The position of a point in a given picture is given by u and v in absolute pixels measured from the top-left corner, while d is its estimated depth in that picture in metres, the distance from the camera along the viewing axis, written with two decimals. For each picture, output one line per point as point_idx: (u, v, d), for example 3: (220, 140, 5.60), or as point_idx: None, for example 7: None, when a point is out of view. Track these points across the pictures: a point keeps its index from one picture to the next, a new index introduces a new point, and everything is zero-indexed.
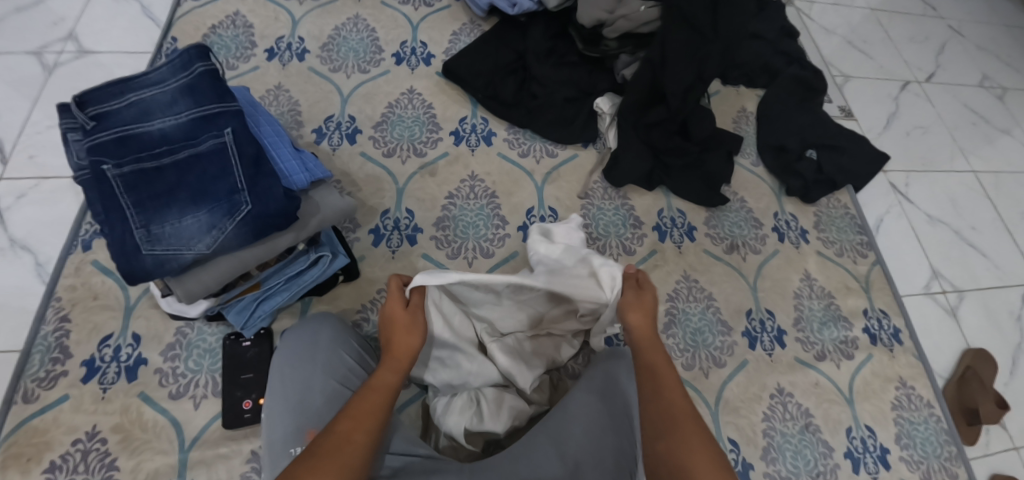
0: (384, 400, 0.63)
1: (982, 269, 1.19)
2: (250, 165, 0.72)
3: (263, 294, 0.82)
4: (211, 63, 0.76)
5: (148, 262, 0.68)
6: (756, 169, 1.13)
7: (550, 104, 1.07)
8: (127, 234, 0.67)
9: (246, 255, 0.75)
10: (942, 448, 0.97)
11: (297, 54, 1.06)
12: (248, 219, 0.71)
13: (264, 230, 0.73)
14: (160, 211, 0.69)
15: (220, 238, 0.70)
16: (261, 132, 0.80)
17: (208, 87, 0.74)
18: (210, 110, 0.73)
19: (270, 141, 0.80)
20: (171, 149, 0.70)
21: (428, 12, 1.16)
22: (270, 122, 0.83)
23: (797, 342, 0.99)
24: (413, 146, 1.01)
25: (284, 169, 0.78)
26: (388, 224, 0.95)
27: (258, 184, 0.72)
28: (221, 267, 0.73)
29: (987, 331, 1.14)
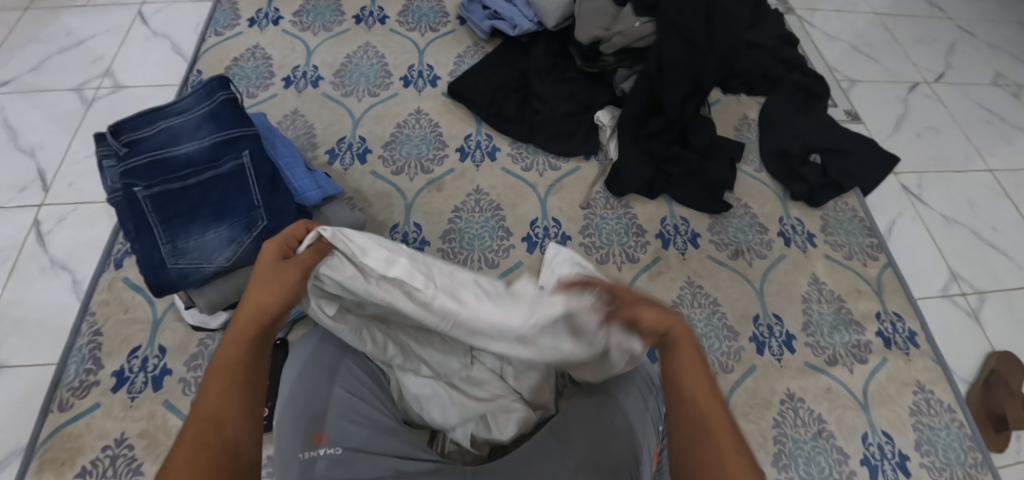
0: (233, 377, 0.55)
1: (1005, 270, 1.16)
2: (267, 183, 0.77)
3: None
4: (232, 92, 0.81)
5: (173, 275, 0.72)
6: (760, 174, 1.14)
7: (551, 118, 1.10)
8: (155, 249, 0.72)
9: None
10: (966, 455, 0.94)
11: (312, 81, 1.12)
12: (264, 233, 0.75)
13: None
14: (184, 227, 0.73)
15: (238, 251, 0.74)
16: (277, 154, 0.84)
17: (230, 113, 0.79)
18: (230, 134, 0.78)
19: (286, 161, 0.84)
20: (196, 171, 0.75)
21: (434, 37, 1.21)
22: (286, 144, 0.88)
23: (807, 346, 0.98)
24: (421, 164, 1.05)
25: (297, 187, 0.82)
26: (397, 238, 0.97)
27: (274, 200, 0.76)
28: (239, 279, 0.77)
29: (1012, 333, 1.11)
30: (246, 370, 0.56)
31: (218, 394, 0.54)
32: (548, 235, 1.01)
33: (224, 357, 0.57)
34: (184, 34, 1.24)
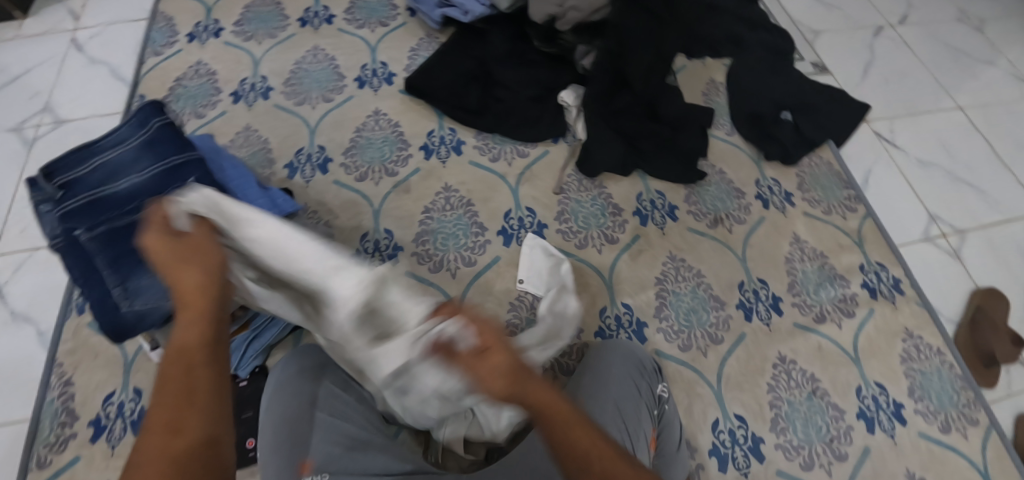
0: (206, 358, 0.46)
1: (974, 207, 1.16)
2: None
3: (252, 334, 0.84)
4: (166, 117, 0.78)
5: (131, 318, 0.69)
6: (732, 137, 1.13)
7: (515, 105, 1.07)
8: (106, 294, 0.68)
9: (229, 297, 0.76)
10: (960, 395, 0.95)
11: (262, 93, 1.07)
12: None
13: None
14: (134, 266, 0.69)
15: None
16: (227, 177, 0.81)
17: (168, 139, 0.76)
18: (173, 162, 0.74)
19: (237, 183, 0.81)
20: (140, 205, 0.72)
21: (385, 32, 1.17)
22: (235, 163, 0.84)
23: (794, 307, 0.97)
24: (385, 167, 1.02)
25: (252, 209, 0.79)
26: (369, 246, 0.94)
27: None
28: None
29: (993, 269, 1.12)
30: (209, 353, 0.47)
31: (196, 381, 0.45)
32: (523, 226, 0.99)
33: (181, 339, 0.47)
34: (123, 57, 1.18)
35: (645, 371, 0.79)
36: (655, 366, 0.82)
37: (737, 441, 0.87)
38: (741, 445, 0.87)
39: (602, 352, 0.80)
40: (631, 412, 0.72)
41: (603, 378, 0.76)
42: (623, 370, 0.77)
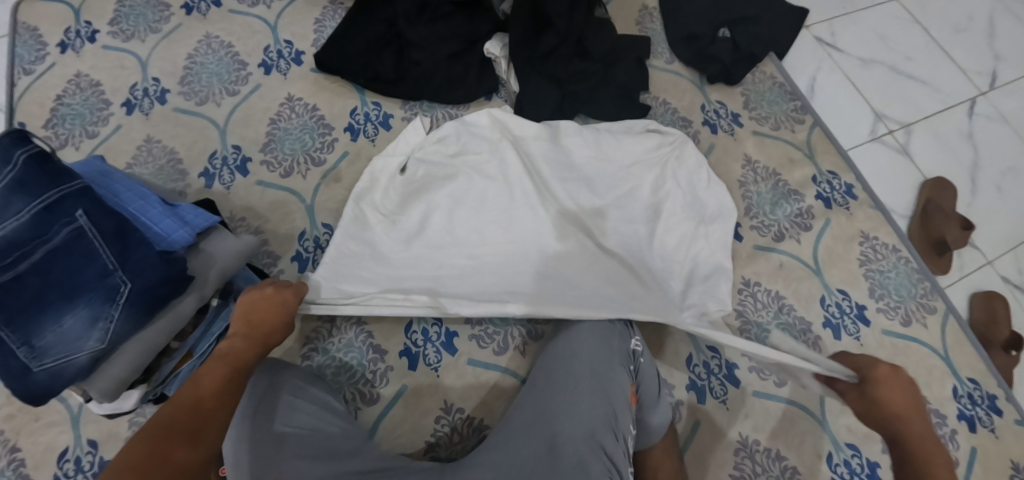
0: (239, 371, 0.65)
1: (923, 97, 1.20)
2: (114, 242, 0.67)
3: (199, 362, 0.77)
4: (32, 146, 0.69)
5: (45, 378, 0.65)
6: (672, 66, 1.08)
7: (435, 66, 0.99)
8: (9, 357, 0.63)
9: (161, 326, 0.71)
10: (916, 287, 0.96)
11: (157, 97, 0.98)
12: (130, 299, 0.67)
13: (152, 306, 0.69)
14: (32, 322, 0.64)
15: (109, 327, 0.66)
16: (123, 202, 0.74)
17: (39, 175, 0.68)
18: (49, 199, 0.67)
19: (135, 205, 0.75)
20: (22, 253, 0.64)
21: (284, 6, 1.06)
22: (131, 185, 0.76)
23: (752, 229, 0.96)
24: (310, 157, 0.95)
25: (160, 232, 0.73)
26: (309, 245, 0.91)
27: (131, 256, 0.68)
28: (128, 356, 0.69)
29: (936, 158, 1.15)
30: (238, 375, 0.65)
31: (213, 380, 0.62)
32: None
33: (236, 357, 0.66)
34: None
35: (616, 333, 0.80)
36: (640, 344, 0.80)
37: (713, 372, 0.88)
38: (717, 374, 0.88)
39: (571, 321, 0.82)
40: (604, 370, 0.74)
41: (573, 344, 0.78)
42: (586, 334, 0.79)
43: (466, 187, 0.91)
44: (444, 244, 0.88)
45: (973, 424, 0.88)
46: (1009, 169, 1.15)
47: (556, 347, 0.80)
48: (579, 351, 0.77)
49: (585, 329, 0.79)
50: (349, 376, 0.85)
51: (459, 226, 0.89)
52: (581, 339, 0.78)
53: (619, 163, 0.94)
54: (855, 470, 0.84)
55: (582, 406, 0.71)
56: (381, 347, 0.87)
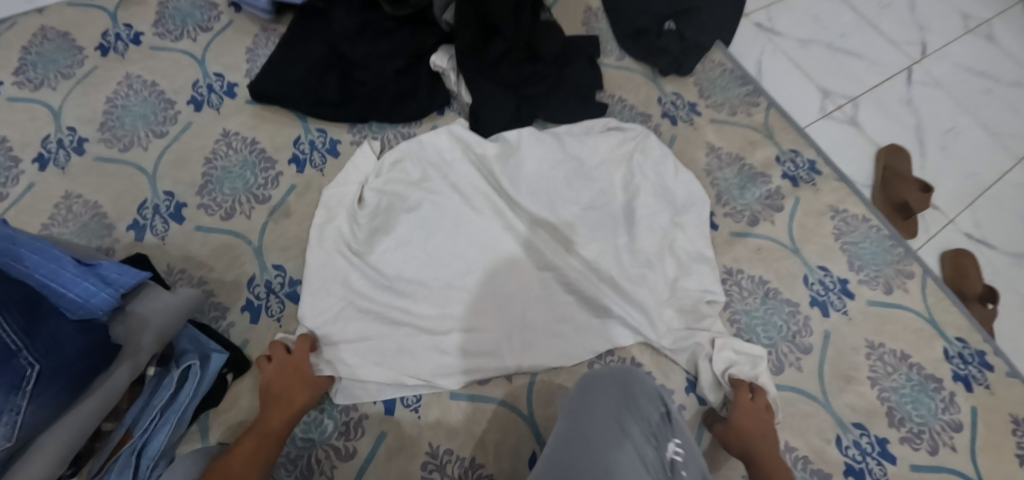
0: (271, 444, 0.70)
1: (864, 70, 1.22)
2: (17, 318, 0.56)
3: (139, 442, 0.67)
4: None
5: None
6: (624, 62, 1.07)
7: (382, 84, 0.94)
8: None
9: (87, 407, 0.61)
10: (891, 254, 0.95)
11: (75, 148, 0.90)
12: (43, 383, 0.56)
13: (73, 385, 0.59)
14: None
15: (17, 420, 0.55)
16: (27, 267, 0.63)
17: None
18: None
19: (45, 269, 0.64)
20: None
21: (210, 38, 0.98)
22: (35, 246, 0.65)
23: (726, 216, 0.94)
24: (253, 194, 0.88)
25: (77, 298, 0.63)
26: (260, 290, 0.83)
27: (41, 332, 0.57)
28: (48, 449, 0.59)
29: (886, 128, 1.17)
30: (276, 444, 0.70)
31: (250, 451, 0.68)
32: None
33: (267, 426, 0.71)
34: None
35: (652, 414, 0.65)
36: (670, 408, 0.67)
37: None
38: None
39: (599, 382, 0.68)
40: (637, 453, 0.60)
41: (596, 413, 0.64)
42: (616, 404, 0.65)
43: (432, 216, 0.87)
44: (420, 274, 0.84)
45: (969, 384, 0.88)
46: (955, 130, 1.17)
47: (574, 415, 0.65)
48: (604, 422, 0.63)
49: (604, 397, 0.66)
50: (324, 430, 0.77)
51: (434, 253, 0.85)
52: (607, 409, 0.65)
53: (584, 169, 0.91)
54: (866, 450, 0.82)
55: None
56: (353, 393, 0.79)
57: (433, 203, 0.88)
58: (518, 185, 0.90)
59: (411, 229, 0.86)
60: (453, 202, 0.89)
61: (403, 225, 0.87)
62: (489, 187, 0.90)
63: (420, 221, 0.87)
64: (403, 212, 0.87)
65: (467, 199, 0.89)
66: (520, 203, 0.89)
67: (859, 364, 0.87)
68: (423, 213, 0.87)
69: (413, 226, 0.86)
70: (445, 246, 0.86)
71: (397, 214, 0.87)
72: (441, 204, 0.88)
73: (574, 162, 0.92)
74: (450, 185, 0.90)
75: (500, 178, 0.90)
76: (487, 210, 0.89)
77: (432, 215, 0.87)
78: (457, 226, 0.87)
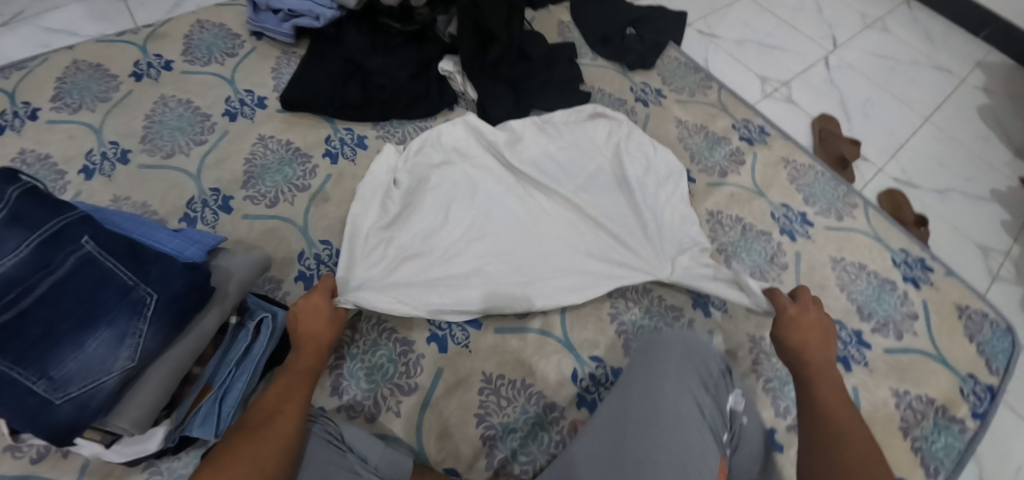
0: (305, 381, 0.73)
1: (790, 61, 1.47)
2: (131, 260, 0.67)
3: (220, 392, 0.75)
4: (22, 184, 0.67)
5: (69, 410, 0.60)
6: (597, 61, 1.26)
7: (399, 87, 1.07)
8: (25, 394, 0.59)
9: (187, 342, 0.70)
10: (838, 191, 1.14)
11: (119, 158, 0.99)
12: (156, 312, 0.66)
13: (178, 319, 0.68)
14: (51, 353, 0.61)
15: (137, 344, 0.64)
16: (125, 231, 0.73)
17: (35, 208, 0.65)
18: (51, 229, 0.64)
19: (139, 232, 0.74)
20: (29, 284, 0.61)
21: (237, 61, 1.11)
22: (127, 218, 0.76)
23: (700, 172, 1.12)
24: (294, 184, 0.99)
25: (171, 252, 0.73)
26: (310, 263, 0.93)
27: (150, 272, 0.67)
28: (158, 378, 0.67)
29: (815, 102, 1.40)
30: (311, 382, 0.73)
31: (283, 390, 0.71)
32: None
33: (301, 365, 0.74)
34: None
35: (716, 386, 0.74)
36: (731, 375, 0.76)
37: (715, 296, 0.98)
38: None
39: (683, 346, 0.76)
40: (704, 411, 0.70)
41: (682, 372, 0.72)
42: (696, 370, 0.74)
43: (453, 188, 0.99)
44: (455, 235, 0.94)
45: (918, 283, 1.04)
46: (869, 101, 1.42)
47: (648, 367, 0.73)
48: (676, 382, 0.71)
49: (665, 354, 0.74)
50: (385, 372, 0.86)
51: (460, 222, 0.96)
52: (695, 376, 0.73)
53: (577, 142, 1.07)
54: (846, 341, 0.97)
55: (662, 454, 0.64)
56: (408, 338, 0.88)
57: (451, 179, 1.00)
58: (524, 157, 1.03)
59: (438, 201, 0.97)
60: (468, 176, 1.01)
61: (429, 197, 0.98)
62: (497, 162, 1.03)
63: (441, 195, 0.98)
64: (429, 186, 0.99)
65: (483, 172, 1.02)
66: (527, 171, 1.02)
67: (828, 274, 1.03)
68: (444, 187, 0.99)
69: (441, 196, 0.98)
70: (468, 211, 0.97)
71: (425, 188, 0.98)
72: (459, 177, 1.00)
73: (567, 136, 1.07)
74: (466, 162, 1.02)
75: (505, 154, 1.03)
76: (501, 179, 1.01)
77: (453, 187, 0.99)
78: (476, 194, 0.99)
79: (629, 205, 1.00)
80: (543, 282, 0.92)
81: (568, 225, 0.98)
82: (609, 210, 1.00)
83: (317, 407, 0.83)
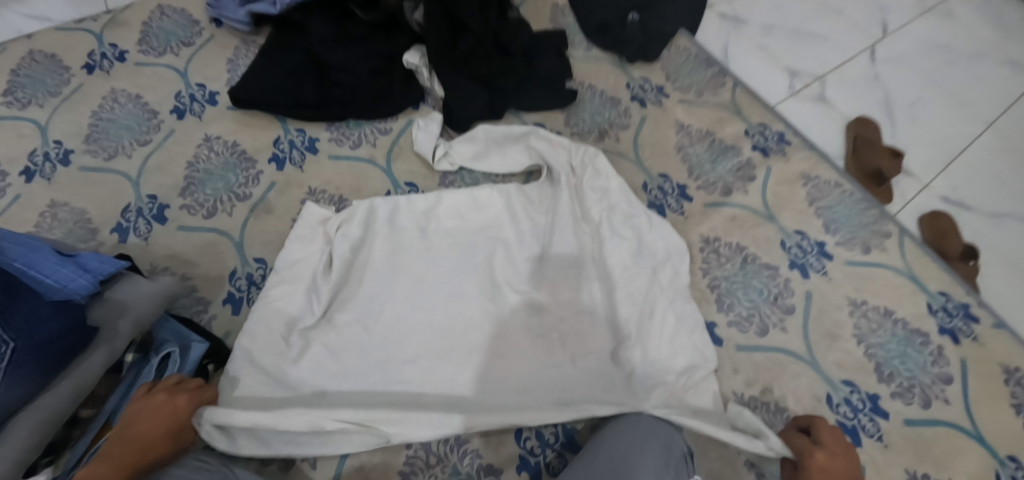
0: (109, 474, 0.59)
1: (828, 51, 1.26)
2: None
3: None
4: None
5: None
6: (591, 53, 1.11)
7: (356, 84, 0.97)
8: None
9: (62, 390, 0.61)
10: (866, 216, 0.95)
11: (61, 159, 0.92)
12: (16, 360, 0.57)
13: (46, 366, 0.59)
14: None
15: None
16: (5, 253, 0.63)
17: None
18: None
19: (26, 258, 0.63)
20: None
21: (192, 52, 1.03)
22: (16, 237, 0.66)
23: (700, 189, 0.96)
24: (235, 193, 0.90)
25: (55, 280, 0.63)
26: (242, 283, 0.84)
27: (14, 312, 0.58)
28: (22, 433, 0.58)
29: (854, 102, 1.19)
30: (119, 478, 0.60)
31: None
32: None
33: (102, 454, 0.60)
34: None
35: (676, 462, 0.66)
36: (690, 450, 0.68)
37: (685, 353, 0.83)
38: None
39: (634, 425, 0.70)
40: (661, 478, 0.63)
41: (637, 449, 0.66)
42: (651, 441, 0.67)
43: (395, 217, 0.87)
44: (398, 272, 0.84)
45: (957, 336, 0.86)
46: (920, 101, 1.20)
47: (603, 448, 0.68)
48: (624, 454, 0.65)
49: (614, 444, 0.68)
50: None
51: (402, 257, 0.85)
52: (650, 446, 0.66)
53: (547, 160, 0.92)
54: (857, 407, 0.81)
55: None
56: None
57: (390, 207, 0.88)
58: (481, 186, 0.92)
59: (379, 228, 0.86)
60: (411, 202, 0.88)
61: (368, 218, 0.86)
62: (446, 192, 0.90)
63: (380, 226, 0.86)
64: (366, 213, 0.86)
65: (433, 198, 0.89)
66: (479, 202, 0.89)
67: (843, 321, 0.87)
68: (384, 214, 0.87)
69: (385, 221, 0.87)
70: (411, 247, 0.86)
71: (361, 210, 0.86)
72: (402, 205, 0.88)
73: (535, 156, 0.93)
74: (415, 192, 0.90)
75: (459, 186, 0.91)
76: (455, 205, 0.89)
77: (396, 213, 0.88)
78: (423, 222, 0.88)
79: (596, 237, 0.86)
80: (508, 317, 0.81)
81: (531, 260, 0.85)
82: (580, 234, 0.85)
83: (230, 448, 0.75)
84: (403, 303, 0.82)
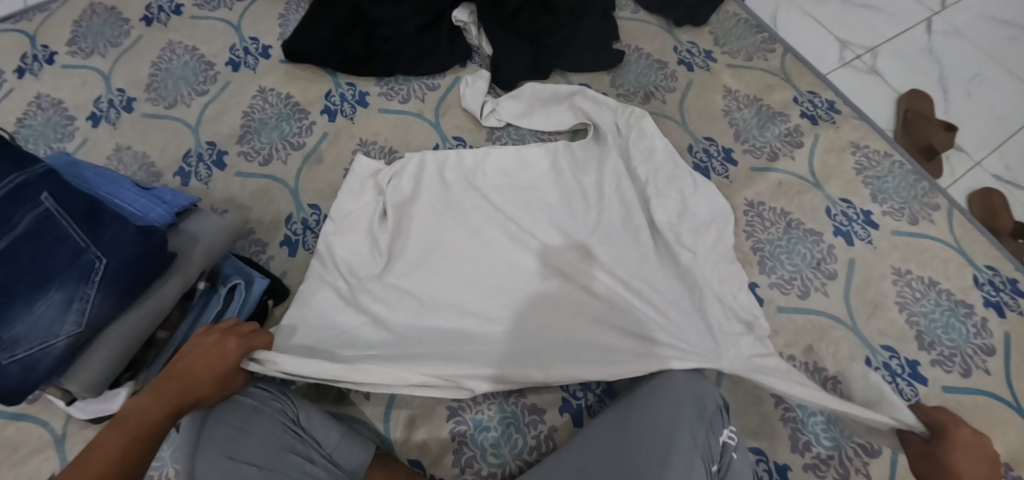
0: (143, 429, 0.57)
1: (880, 22, 1.23)
2: (86, 219, 0.59)
3: None
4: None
5: (15, 372, 0.55)
6: (639, 15, 1.10)
7: (404, 40, 0.98)
8: None
9: (144, 308, 0.65)
10: (915, 188, 0.95)
11: (125, 106, 0.96)
12: (109, 277, 0.60)
13: (133, 285, 0.62)
14: None
15: (87, 309, 0.58)
16: (92, 185, 0.69)
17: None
18: (10, 182, 0.55)
19: (107, 189, 0.69)
20: None
21: (246, 7, 1.05)
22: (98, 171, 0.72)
23: (746, 154, 0.96)
24: (289, 142, 0.93)
25: (135, 210, 0.68)
26: (297, 228, 0.87)
27: (106, 232, 0.60)
28: (111, 344, 0.62)
29: (906, 74, 1.17)
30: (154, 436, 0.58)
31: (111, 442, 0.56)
32: None
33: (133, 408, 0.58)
34: None
35: (709, 418, 0.67)
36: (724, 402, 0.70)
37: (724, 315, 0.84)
38: None
39: (669, 384, 0.71)
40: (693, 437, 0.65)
41: (672, 410, 0.68)
42: (686, 405, 0.68)
43: (445, 167, 0.90)
44: (449, 217, 0.86)
45: (1001, 309, 0.86)
46: (975, 75, 1.17)
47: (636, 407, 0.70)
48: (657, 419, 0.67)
49: (658, 409, 0.68)
50: None
51: (453, 205, 0.87)
52: (682, 408, 0.68)
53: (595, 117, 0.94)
54: (896, 372, 0.81)
55: None
56: None
57: (442, 157, 0.90)
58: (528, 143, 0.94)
59: (430, 177, 0.89)
60: (462, 154, 0.91)
61: (420, 169, 0.89)
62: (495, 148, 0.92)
63: (431, 174, 0.89)
64: (420, 161, 0.89)
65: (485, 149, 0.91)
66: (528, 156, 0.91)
67: (886, 290, 0.86)
68: (435, 165, 0.90)
69: (436, 172, 0.89)
70: (461, 195, 0.88)
71: (415, 161, 0.89)
72: (453, 156, 0.91)
73: (582, 114, 0.94)
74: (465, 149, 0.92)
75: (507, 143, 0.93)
76: (503, 156, 0.91)
77: (447, 165, 0.90)
78: (473, 173, 0.90)
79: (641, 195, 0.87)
80: (563, 263, 0.83)
81: (580, 210, 0.86)
82: (626, 191, 0.86)
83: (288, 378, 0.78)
84: (455, 242, 0.84)
